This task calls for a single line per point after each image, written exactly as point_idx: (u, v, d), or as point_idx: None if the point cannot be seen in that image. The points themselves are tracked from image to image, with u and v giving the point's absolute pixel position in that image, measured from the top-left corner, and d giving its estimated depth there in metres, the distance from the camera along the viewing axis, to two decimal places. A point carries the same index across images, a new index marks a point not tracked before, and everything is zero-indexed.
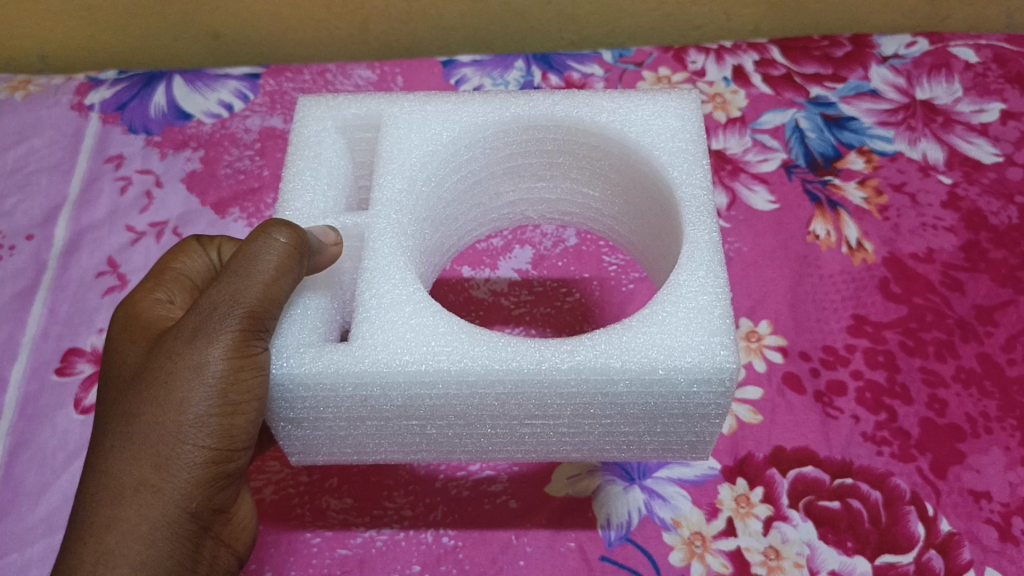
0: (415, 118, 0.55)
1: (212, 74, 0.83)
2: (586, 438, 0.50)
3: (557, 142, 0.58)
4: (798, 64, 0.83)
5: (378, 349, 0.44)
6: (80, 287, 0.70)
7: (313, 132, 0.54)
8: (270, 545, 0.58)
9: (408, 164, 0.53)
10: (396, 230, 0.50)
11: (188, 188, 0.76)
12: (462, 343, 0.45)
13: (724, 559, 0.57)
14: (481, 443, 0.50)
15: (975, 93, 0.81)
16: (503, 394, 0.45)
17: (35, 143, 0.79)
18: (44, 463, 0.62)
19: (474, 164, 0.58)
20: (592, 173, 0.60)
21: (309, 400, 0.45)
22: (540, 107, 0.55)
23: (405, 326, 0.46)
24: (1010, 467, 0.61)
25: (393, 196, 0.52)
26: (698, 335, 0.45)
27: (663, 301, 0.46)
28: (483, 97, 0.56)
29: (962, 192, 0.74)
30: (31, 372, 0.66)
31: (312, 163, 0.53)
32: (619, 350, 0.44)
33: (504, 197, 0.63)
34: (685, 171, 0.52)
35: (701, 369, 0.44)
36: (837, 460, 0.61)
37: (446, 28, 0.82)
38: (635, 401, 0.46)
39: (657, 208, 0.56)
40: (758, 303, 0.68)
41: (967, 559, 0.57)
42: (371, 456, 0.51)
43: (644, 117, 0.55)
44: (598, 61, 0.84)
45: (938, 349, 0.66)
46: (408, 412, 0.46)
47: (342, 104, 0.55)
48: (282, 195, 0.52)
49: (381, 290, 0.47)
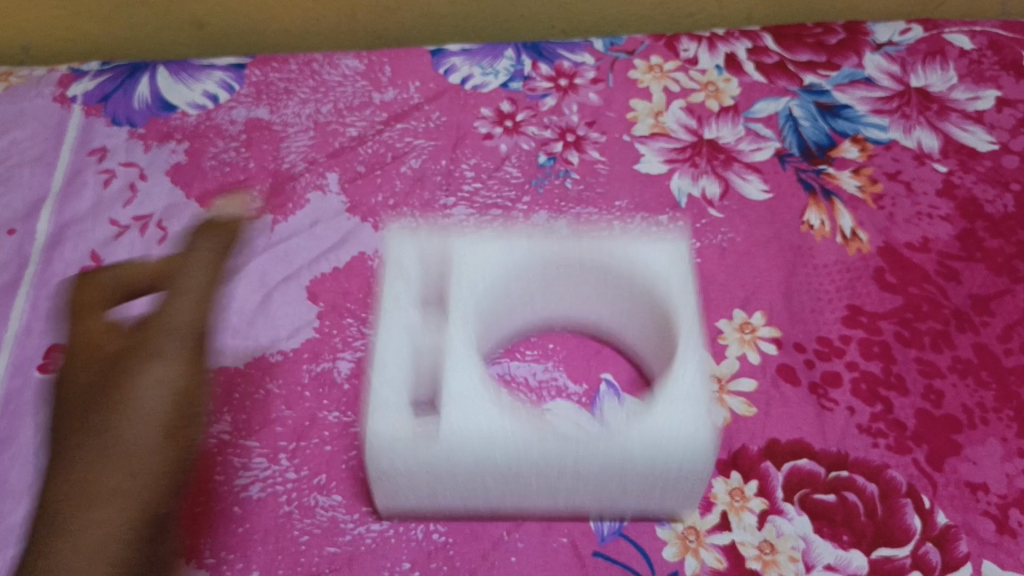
0: (480, 261, 0.60)
1: (197, 64, 0.82)
2: (610, 495, 0.55)
3: (581, 271, 0.61)
4: (791, 52, 0.82)
5: (458, 413, 0.52)
6: (63, 282, 0.69)
7: (397, 252, 0.60)
8: (257, 542, 0.56)
9: (467, 307, 0.57)
10: (469, 363, 0.54)
11: (173, 180, 0.75)
12: (525, 424, 0.52)
13: (719, 554, 0.56)
14: (535, 490, 0.55)
15: (970, 80, 0.80)
16: (550, 466, 0.52)
17: (18, 135, 0.78)
18: (28, 462, 0.60)
19: (518, 291, 0.62)
20: (615, 307, 0.63)
21: (397, 466, 0.52)
22: (562, 246, 0.61)
23: (477, 410, 0.52)
24: (1008, 458, 0.60)
25: (462, 332, 0.56)
26: (686, 417, 0.52)
27: (662, 405, 0.53)
28: (531, 240, 0.62)
29: (958, 180, 0.74)
30: (14, 368, 0.65)
31: (398, 277, 0.58)
32: (628, 432, 0.52)
33: (539, 319, 0.66)
34: (679, 284, 0.58)
35: (688, 441, 0.52)
36: (832, 452, 0.60)
37: (436, 15, 0.82)
38: (643, 461, 0.52)
39: (665, 360, 0.58)
40: (752, 294, 0.67)
41: (964, 552, 0.56)
42: (448, 500, 0.56)
43: (648, 250, 0.61)
44: (589, 49, 0.83)
45: (935, 339, 0.65)
46: (477, 472, 0.53)
47: (424, 238, 0.61)
48: (381, 317, 0.56)
49: (461, 381, 0.54)
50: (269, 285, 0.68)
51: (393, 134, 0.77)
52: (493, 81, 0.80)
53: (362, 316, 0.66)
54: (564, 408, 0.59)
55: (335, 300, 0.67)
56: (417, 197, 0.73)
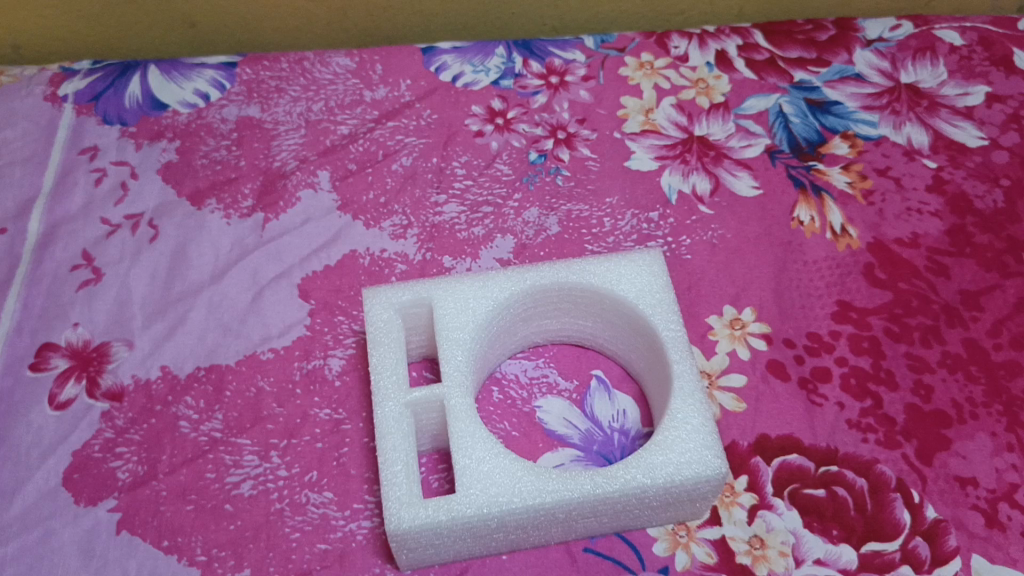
0: (462, 301, 0.59)
1: (188, 63, 0.82)
2: (623, 522, 0.56)
3: (570, 299, 0.62)
4: (781, 48, 0.83)
5: (478, 490, 0.52)
6: (55, 281, 0.69)
7: (381, 321, 0.58)
8: (248, 540, 0.56)
9: (458, 356, 0.57)
10: (462, 411, 0.55)
11: (164, 179, 0.75)
12: (540, 483, 0.52)
13: (709, 549, 0.56)
14: (553, 532, 0.55)
15: (960, 75, 0.80)
16: (569, 511, 0.53)
17: (8, 135, 0.78)
18: (19, 462, 0.60)
19: (506, 324, 0.62)
20: (604, 326, 0.64)
21: (424, 538, 0.52)
22: (551, 277, 0.61)
23: (494, 474, 0.52)
24: (997, 453, 0.60)
25: (456, 374, 0.57)
26: (695, 450, 0.53)
27: (669, 443, 0.54)
28: (513, 271, 0.61)
29: (948, 175, 0.74)
30: (5, 368, 0.65)
31: (386, 352, 0.57)
32: (642, 472, 0.53)
33: (524, 340, 0.65)
34: (663, 315, 0.59)
35: (704, 474, 0.52)
36: (822, 447, 0.60)
37: (427, 13, 0.82)
38: (659, 494, 0.53)
39: (657, 379, 0.60)
40: (742, 291, 0.68)
41: (953, 546, 0.56)
42: (469, 552, 0.55)
43: (630, 273, 0.61)
44: (580, 47, 0.83)
45: (924, 334, 0.65)
46: (500, 526, 0.53)
47: (396, 292, 0.59)
48: (375, 393, 0.55)
49: (468, 445, 0.53)
50: (260, 282, 0.68)
51: (384, 132, 0.77)
52: (484, 79, 0.80)
53: (354, 313, 0.66)
54: (556, 403, 0.62)
55: (326, 298, 0.67)
56: (409, 195, 0.73)
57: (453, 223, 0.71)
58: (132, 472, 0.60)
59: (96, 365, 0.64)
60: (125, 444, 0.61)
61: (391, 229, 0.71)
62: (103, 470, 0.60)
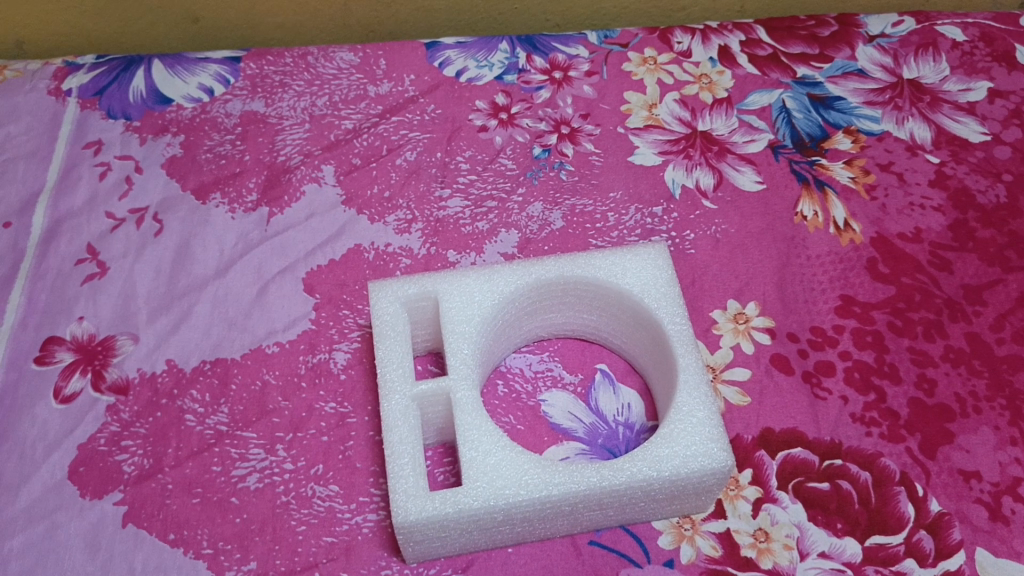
0: (467, 295, 0.59)
1: (191, 58, 0.82)
2: (628, 515, 0.56)
3: (574, 292, 0.62)
4: (783, 44, 0.83)
5: (484, 483, 0.52)
6: (59, 276, 0.69)
7: (387, 313, 0.58)
8: (255, 533, 0.56)
9: (463, 347, 0.57)
10: (468, 405, 0.55)
11: (169, 173, 0.75)
12: (546, 475, 0.52)
13: (714, 541, 0.56)
14: (559, 525, 0.55)
15: (962, 72, 0.81)
16: (575, 504, 0.53)
17: (12, 130, 0.78)
18: (24, 455, 0.60)
19: (511, 318, 0.62)
20: (608, 320, 0.64)
21: (430, 532, 0.52)
22: (556, 271, 0.61)
23: (500, 467, 0.52)
24: (1001, 447, 0.60)
25: (462, 368, 0.57)
26: (700, 442, 0.53)
27: (674, 435, 0.54)
28: (517, 265, 0.61)
29: (950, 171, 0.74)
30: (9, 363, 0.65)
31: (390, 343, 0.57)
32: (648, 464, 0.53)
33: (528, 334, 0.65)
34: (668, 309, 0.59)
35: (710, 466, 0.53)
36: (826, 441, 0.60)
37: (430, 9, 0.83)
38: (665, 487, 0.53)
39: (662, 372, 0.60)
40: (745, 285, 0.68)
41: (957, 539, 0.57)
42: (475, 545, 0.55)
43: (636, 267, 0.61)
44: (583, 42, 0.83)
45: (927, 329, 0.65)
46: (506, 519, 0.53)
47: (402, 284, 0.59)
48: (382, 386, 0.55)
49: (474, 438, 0.54)
50: (265, 276, 0.68)
51: (388, 127, 0.77)
52: (487, 74, 0.81)
53: (358, 307, 0.66)
54: (561, 397, 0.63)
55: (331, 292, 0.67)
56: (413, 189, 0.73)
57: (458, 217, 0.71)
58: (137, 465, 0.59)
59: (101, 359, 0.64)
60: (130, 438, 0.61)
61: (395, 223, 0.71)
62: (109, 463, 0.60)
